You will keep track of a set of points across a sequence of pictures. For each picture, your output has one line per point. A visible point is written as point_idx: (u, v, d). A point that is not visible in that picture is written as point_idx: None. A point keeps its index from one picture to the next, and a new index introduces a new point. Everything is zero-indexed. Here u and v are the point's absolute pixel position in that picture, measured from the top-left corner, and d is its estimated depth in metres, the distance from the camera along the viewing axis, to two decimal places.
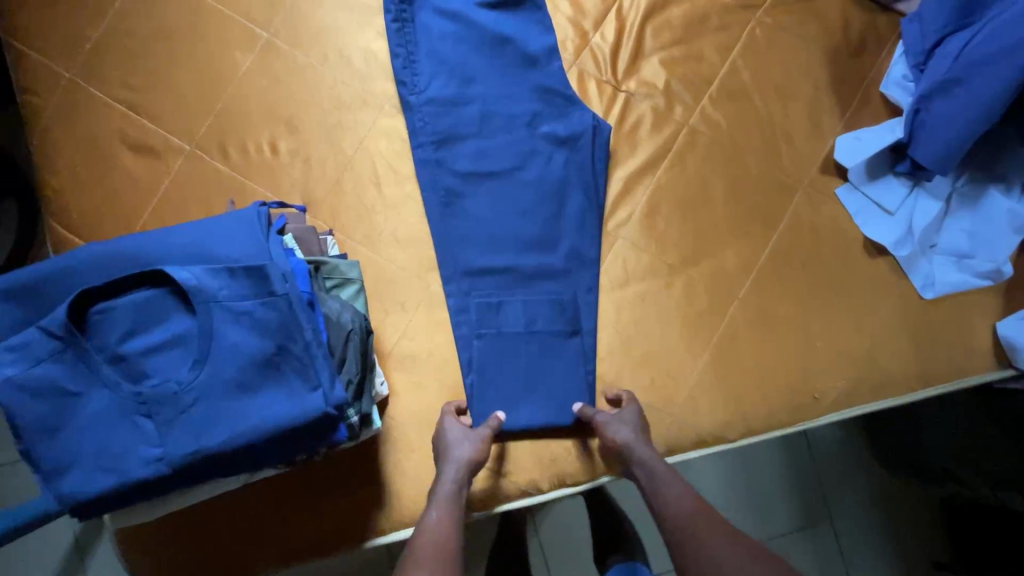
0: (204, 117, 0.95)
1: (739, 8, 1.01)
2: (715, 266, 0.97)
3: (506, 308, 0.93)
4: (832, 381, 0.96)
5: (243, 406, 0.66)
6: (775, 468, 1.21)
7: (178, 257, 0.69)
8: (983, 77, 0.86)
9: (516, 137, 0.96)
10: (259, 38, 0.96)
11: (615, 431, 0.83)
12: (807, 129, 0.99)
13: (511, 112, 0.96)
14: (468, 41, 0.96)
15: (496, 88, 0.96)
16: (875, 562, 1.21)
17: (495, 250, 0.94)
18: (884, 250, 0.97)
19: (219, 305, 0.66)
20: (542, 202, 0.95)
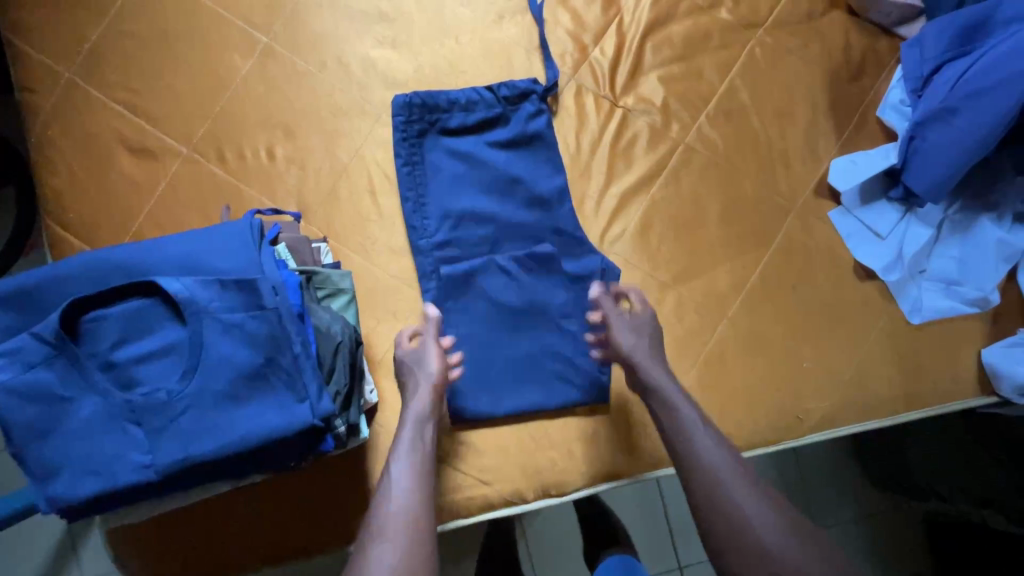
0: (202, 120, 0.95)
1: (739, 28, 1.01)
2: (706, 284, 0.98)
3: (508, 393, 0.92)
4: (817, 401, 0.97)
5: (232, 416, 0.67)
6: (764, 481, 1.21)
7: (171, 267, 0.70)
8: (979, 108, 0.87)
9: (524, 253, 0.95)
10: (258, 42, 0.96)
11: (621, 334, 0.85)
12: (803, 152, 1.00)
13: (522, 235, 0.96)
14: (478, 128, 0.98)
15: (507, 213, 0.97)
16: None
17: (497, 347, 0.94)
18: (874, 275, 0.98)
19: (210, 316, 0.67)
20: (546, 326, 0.95)
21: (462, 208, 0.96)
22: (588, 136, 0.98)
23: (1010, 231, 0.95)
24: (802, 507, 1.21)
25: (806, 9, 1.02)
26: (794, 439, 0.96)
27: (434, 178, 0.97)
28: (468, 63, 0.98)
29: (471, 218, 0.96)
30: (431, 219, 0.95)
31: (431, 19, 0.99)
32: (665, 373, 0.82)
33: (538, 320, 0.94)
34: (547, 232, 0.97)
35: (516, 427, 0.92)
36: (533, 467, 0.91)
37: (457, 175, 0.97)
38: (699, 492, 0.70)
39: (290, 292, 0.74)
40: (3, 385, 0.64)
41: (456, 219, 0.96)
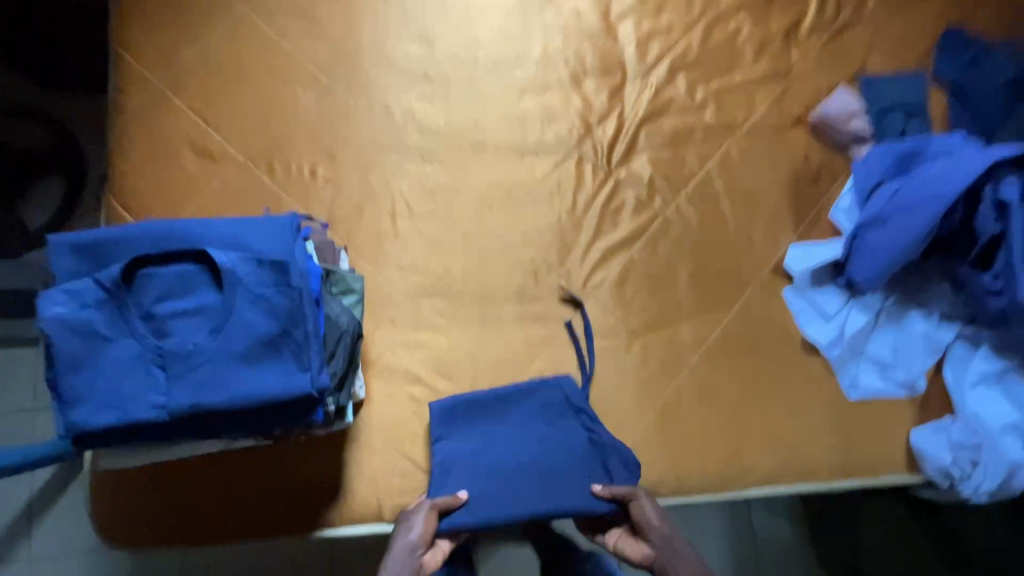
0: (260, 136, 1.12)
1: (720, 128, 1.20)
2: (669, 337, 1.11)
3: (521, 491, 1.00)
4: (759, 457, 1.08)
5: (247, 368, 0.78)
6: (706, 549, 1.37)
7: (221, 244, 0.83)
8: (908, 219, 1.04)
9: (547, 460, 1.03)
10: (320, 81, 1.15)
11: (642, 512, 0.96)
12: (763, 236, 1.16)
13: (549, 454, 1.03)
14: (504, 410, 1.05)
15: (541, 478, 1.01)
16: None
17: (510, 497, 1.00)
18: (817, 350, 1.11)
19: (247, 286, 0.79)
20: (562, 493, 1.00)
21: (497, 502, 0.99)
22: (584, 198, 1.15)
23: (936, 327, 1.09)
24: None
25: (778, 119, 1.21)
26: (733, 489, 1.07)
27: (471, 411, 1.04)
28: (492, 125, 1.17)
29: (505, 483, 1.01)
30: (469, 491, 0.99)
31: (467, 85, 1.18)
32: (683, 540, 0.93)
33: (564, 480, 1.01)
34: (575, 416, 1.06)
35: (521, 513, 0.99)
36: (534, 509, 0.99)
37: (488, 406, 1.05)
38: None
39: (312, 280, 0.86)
40: (59, 316, 0.75)
41: (480, 501, 0.99)
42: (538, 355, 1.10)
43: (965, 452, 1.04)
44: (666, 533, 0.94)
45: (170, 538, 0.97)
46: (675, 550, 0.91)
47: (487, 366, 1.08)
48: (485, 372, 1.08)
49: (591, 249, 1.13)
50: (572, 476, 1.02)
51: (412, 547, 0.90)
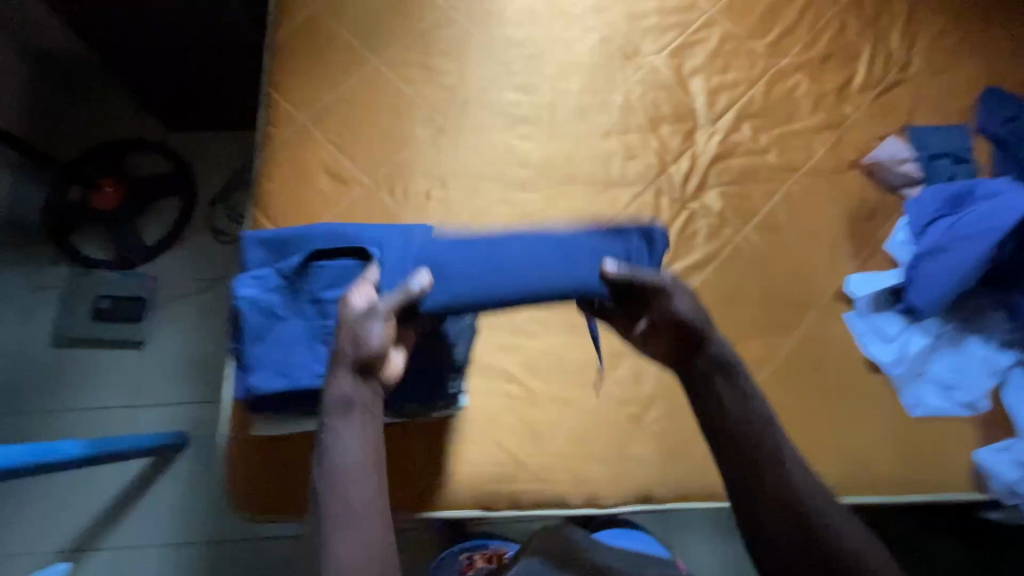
0: (384, 164, 1.32)
1: (782, 169, 1.35)
2: (741, 351, 1.22)
3: (503, 276, 0.90)
4: (829, 469, 1.15)
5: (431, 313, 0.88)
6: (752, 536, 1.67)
7: (386, 237, 0.99)
8: (965, 249, 1.17)
9: (528, 243, 0.92)
10: (435, 120, 1.35)
11: (677, 302, 0.80)
12: (825, 264, 1.28)
13: (536, 245, 0.92)
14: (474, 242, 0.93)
15: (533, 249, 0.92)
16: None
17: (468, 275, 0.90)
18: (880, 369, 1.20)
19: (421, 251, 0.92)
20: (574, 265, 0.90)
21: (467, 279, 0.90)
22: (661, 225, 1.30)
23: (994, 351, 1.18)
24: None
25: (835, 162, 1.35)
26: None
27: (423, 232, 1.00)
28: (581, 159, 1.34)
29: (482, 270, 0.90)
30: (452, 266, 0.91)
31: (558, 125, 1.36)
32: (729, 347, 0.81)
33: (569, 270, 0.90)
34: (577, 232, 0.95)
35: (452, 299, 0.89)
36: (512, 287, 0.90)
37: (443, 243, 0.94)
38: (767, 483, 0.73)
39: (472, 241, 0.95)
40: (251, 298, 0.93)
41: (441, 285, 0.89)
42: (621, 361, 1.20)
43: None
44: (710, 326, 0.81)
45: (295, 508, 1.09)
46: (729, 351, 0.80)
47: (573, 369, 1.20)
48: (572, 374, 1.19)
49: (668, 269, 1.26)
50: (578, 253, 0.91)
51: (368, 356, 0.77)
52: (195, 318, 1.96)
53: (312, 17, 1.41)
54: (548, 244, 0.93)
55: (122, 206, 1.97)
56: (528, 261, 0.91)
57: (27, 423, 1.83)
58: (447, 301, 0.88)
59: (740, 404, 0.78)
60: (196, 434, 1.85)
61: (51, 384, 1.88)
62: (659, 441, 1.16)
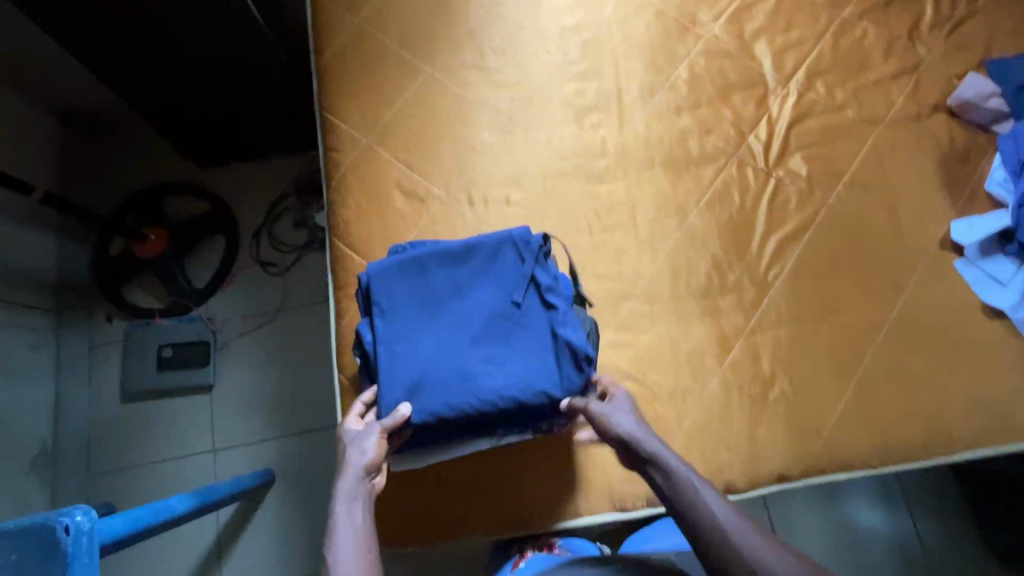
0: (457, 174, 1.28)
1: (864, 123, 1.31)
2: (853, 316, 1.19)
3: (481, 379, 0.95)
4: (966, 422, 1.12)
5: (481, 400, 0.94)
6: (859, 496, 1.74)
7: (408, 308, 1.01)
8: None
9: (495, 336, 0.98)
10: (500, 123, 1.31)
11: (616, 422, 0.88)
12: (924, 214, 1.24)
13: (506, 327, 0.98)
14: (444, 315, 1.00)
15: (502, 352, 0.97)
16: None
17: (450, 378, 0.95)
18: (1001, 314, 1.16)
19: (405, 346, 0.98)
20: (534, 374, 0.95)
21: (443, 391, 0.95)
22: (750, 198, 1.26)
23: None
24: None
25: (916, 108, 1.31)
26: (943, 455, 1.12)
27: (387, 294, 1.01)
28: (656, 142, 1.30)
29: (448, 379, 0.95)
30: (443, 377, 0.95)
31: (626, 110, 1.32)
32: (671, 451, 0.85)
33: (535, 370, 0.95)
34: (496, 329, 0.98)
35: (439, 406, 0.94)
36: (491, 393, 0.94)
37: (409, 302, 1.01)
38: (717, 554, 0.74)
39: (508, 279, 1.01)
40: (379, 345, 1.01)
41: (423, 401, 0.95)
42: (734, 342, 1.18)
43: None
44: (646, 436, 0.86)
45: (438, 534, 1.09)
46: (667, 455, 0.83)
47: (688, 358, 1.17)
48: (688, 362, 1.16)
49: (766, 242, 1.23)
50: (528, 348, 0.97)
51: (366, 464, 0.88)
52: (260, 353, 1.92)
53: (357, 36, 1.37)
54: (510, 312, 0.99)
55: (170, 250, 1.93)
56: (505, 359, 0.97)
57: (113, 481, 1.82)
58: (435, 409, 0.94)
59: (680, 493, 0.80)
60: (282, 469, 1.82)
61: (128, 438, 1.86)
62: (788, 419, 1.14)
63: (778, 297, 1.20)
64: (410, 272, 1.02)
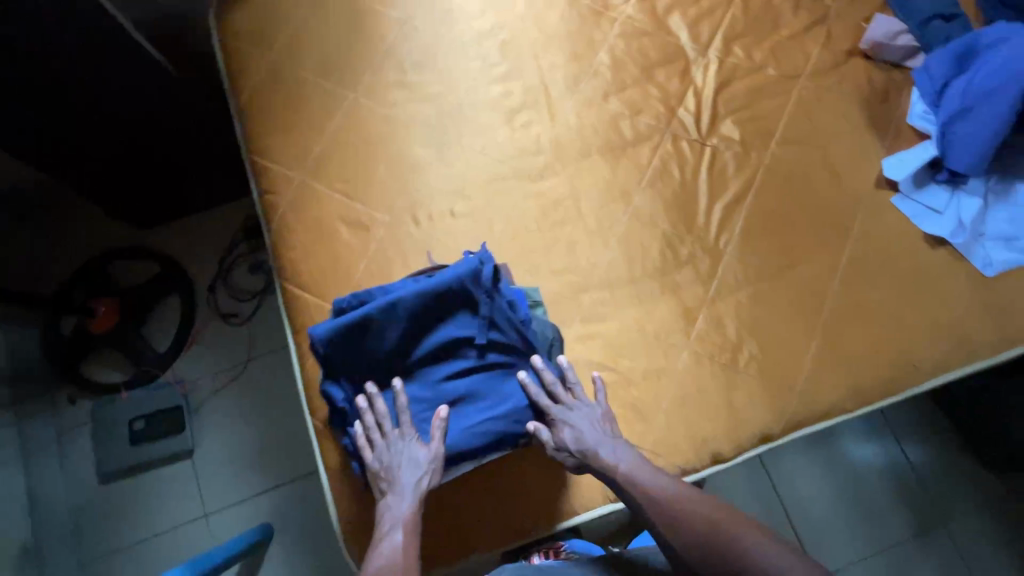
0: (397, 194, 1.26)
1: (785, 79, 1.33)
2: (808, 268, 1.21)
3: (457, 416, 1.02)
4: (926, 351, 1.16)
5: (457, 436, 1.00)
6: (850, 436, 1.81)
7: (375, 357, 1.03)
8: (991, 103, 1.17)
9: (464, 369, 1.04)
10: (432, 136, 1.30)
11: (564, 428, 1.00)
12: (856, 158, 1.27)
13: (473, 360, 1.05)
14: (412, 358, 1.04)
15: (474, 386, 1.04)
16: (976, 520, 1.74)
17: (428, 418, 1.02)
18: (942, 242, 1.20)
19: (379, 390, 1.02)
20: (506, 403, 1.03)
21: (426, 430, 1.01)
22: (691, 171, 1.27)
23: None
24: (925, 506, 1.75)
25: (833, 57, 1.34)
26: (911, 387, 1.16)
27: (351, 349, 1.02)
28: (589, 129, 1.30)
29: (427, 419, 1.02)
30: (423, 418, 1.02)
31: (556, 104, 1.33)
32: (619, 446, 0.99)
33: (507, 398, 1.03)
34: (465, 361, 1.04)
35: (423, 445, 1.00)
36: (468, 429, 1.01)
37: (375, 350, 1.03)
38: (661, 519, 0.93)
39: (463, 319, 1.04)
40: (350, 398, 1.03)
41: None
42: (698, 314, 1.18)
43: None
44: (597, 437, 0.99)
45: (439, 561, 1.07)
46: (614, 450, 0.98)
47: (656, 338, 1.17)
48: (656, 342, 1.17)
49: (712, 211, 1.25)
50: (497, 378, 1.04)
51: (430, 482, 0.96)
52: (236, 407, 1.87)
53: (275, 75, 1.35)
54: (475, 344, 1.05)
55: (126, 318, 1.86)
56: (476, 390, 1.03)
57: (105, 566, 1.75)
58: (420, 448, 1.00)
59: (628, 484, 0.95)
60: (280, 521, 1.78)
61: (114, 520, 1.79)
62: (761, 379, 1.15)
63: (733, 262, 1.21)
64: (368, 320, 1.01)
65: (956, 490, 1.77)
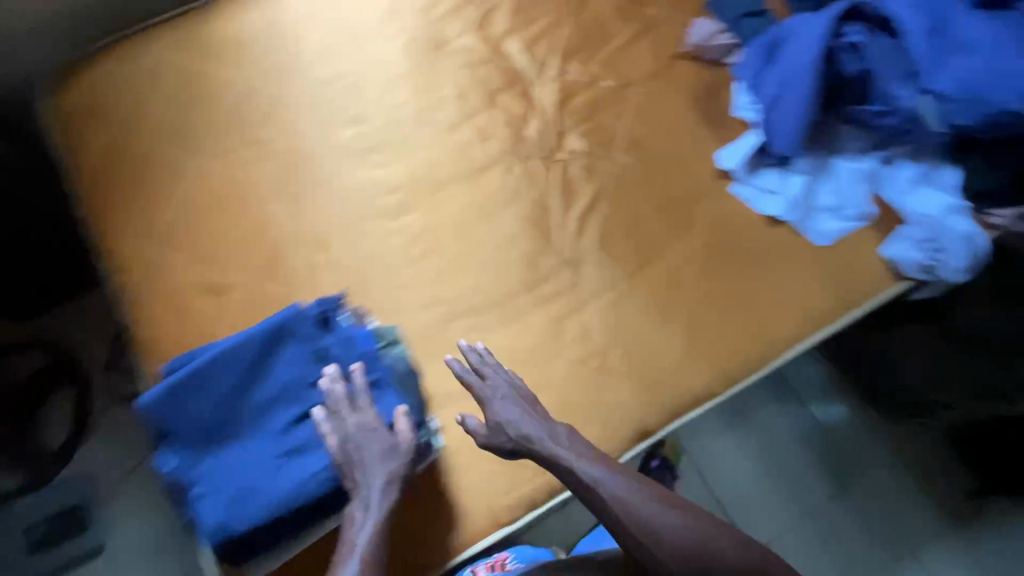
0: (253, 254, 1.24)
1: (620, 88, 1.39)
2: (661, 264, 1.26)
3: (307, 460, 0.94)
4: (779, 326, 1.23)
5: (309, 480, 0.93)
6: (758, 406, 1.88)
7: (209, 416, 0.95)
8: (795, 87, 1.25)
9: (310, 410, 0.97)
10: (284, 190, 1.30)
11: (507, 419, 1.03)
12: (693, 154, 1.34)
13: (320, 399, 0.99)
14: (254, 409, 0.98)
15: (322, 426, 0.97)
16: (888, 470, 1.84)
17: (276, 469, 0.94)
18: (778, 220, 1.28)
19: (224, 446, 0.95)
20: (358, 435, 0.95)
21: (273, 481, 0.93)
22: (542, 188, 1.31)
23: (858, 161, 1.28)
24: (840, 465, 1.84)
25: (661, 62, 1.41)
26: (771, 360, 1.22)
27: (180, 412, 0.95)
28: (440, 162, 1.33)
29: (276, 470, 0.94)
30: (271, 471, 0.93)
31: (406, 141, 1.35)
32: (563, 437, 1.02)
33: (358, 431, 0.96)
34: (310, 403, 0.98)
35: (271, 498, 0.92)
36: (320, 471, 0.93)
37: (209, 409, 0.96)
38: (618, 517, 0.95)
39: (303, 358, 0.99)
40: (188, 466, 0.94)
41: (252, 500, 0.92)
42: (564, 326, 1.21)
43: (929, 245, 1.22)
44: (539, 432, 1.02)
45: None
46: (556, 442, 1.01)
47: (527, 355, 1.20)
48: (527, 360, 1.18)
49: (566, 223, 1.28)
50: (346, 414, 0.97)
51: (391, 475, 0.93)
52: (141, 494, 1.70)
53: (112, 151, 1.31)
54: (320, 382, 0.99)
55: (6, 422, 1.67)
56: (325, 429, 0.96)
57: None
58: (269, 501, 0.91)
59: (577, 481, 0.98)
60: None
61: None
62: (631, 379, 1.19)
63: (592, 269, 1.25)
64: (196, 378, 0.96)
65: (865, 444, 1.86)
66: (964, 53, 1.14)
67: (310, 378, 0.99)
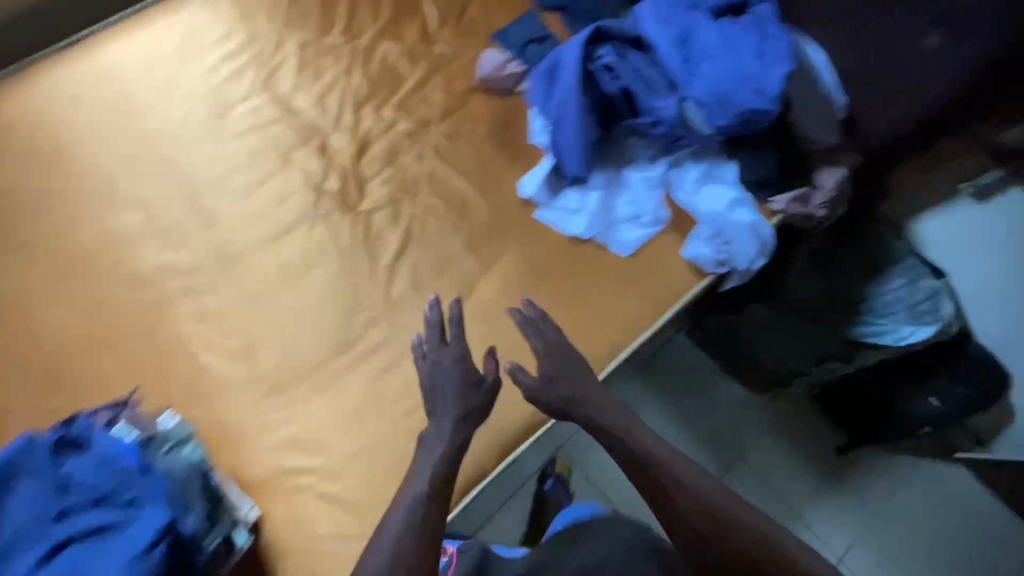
0: (31, 369, 1.13)
1: (417, 129, 1.38)
2: (477, 300, 1.26)
3: None
4: (596, 341, 1.24)
5: None
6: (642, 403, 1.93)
7: None
8: (568, 107, 1.26)
9: (49, 547, 0.84)
10: (63, 291, 1.19)
11: (544, 359, 1.11)
12: (497, 184, 1.35)
13: (63, 531, 0.86)
14: None
15: (61, 563, 0.83)
16: (765, 441, 1.93)
17: None
18: (583, 238, 1.31)
19: None
20: (105, 563, 0.83)
21: None
22: (346, 244, 1.27)
23: (647, 169, 1.32)
24: (721, 446, 1.91)
25: (454, 98, 1.41)
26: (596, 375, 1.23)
27: None
28: (237, 232, 1.27)
29: None
30: None
31: (197, 216, 1.27)
32: (591, 378, 1.12)
33: (106, 558, 0.83)
34: (49, 539, 0.85)
35: None
36: None
37: None
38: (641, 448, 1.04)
39: (43, 491, 0.89)
40: None
41: None
42: (384, 382, 1.18)
43: (719, 240, 1.27)
44: (584, 371, 1.12)
45: None
46: (580, 381, 1.10)
47: (349, 419, 1.15)
48: (348, 426, 1.15)
49: (375, 275, 1.25)
50: (95, 542, 0.85)
51: (483, 405, 1.05)
52: None
53: None
54: (66, 512, 0.88)
55: None
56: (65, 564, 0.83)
57: None
58: None
59: (607, 412, 1.08)
60: None
61: None
62: None
63: (407, 318, 1.23)
64: None
65: (742, 421, 1.94)
66: (710, 62, 1.20)
67: (53, 511, 0.87)
